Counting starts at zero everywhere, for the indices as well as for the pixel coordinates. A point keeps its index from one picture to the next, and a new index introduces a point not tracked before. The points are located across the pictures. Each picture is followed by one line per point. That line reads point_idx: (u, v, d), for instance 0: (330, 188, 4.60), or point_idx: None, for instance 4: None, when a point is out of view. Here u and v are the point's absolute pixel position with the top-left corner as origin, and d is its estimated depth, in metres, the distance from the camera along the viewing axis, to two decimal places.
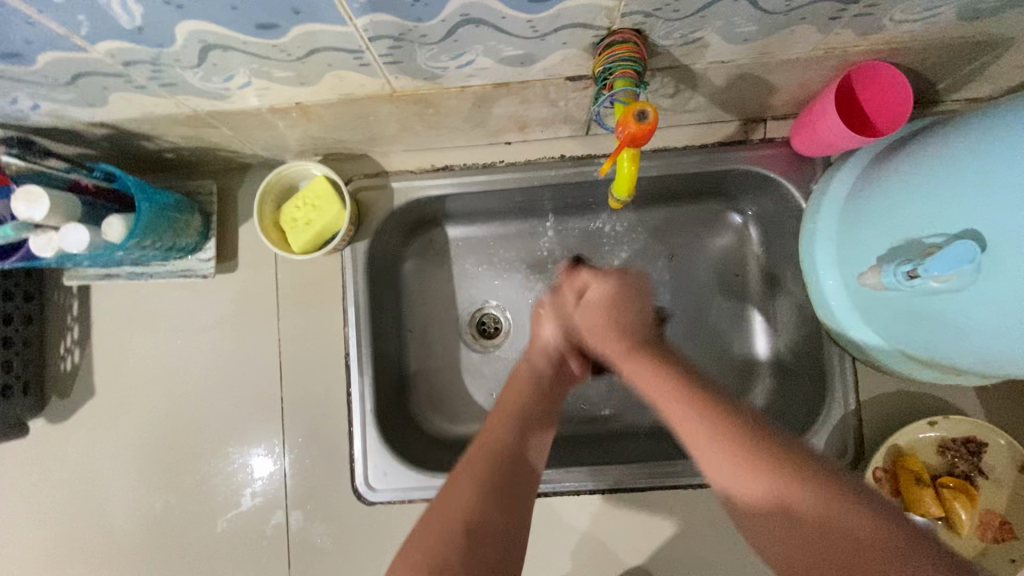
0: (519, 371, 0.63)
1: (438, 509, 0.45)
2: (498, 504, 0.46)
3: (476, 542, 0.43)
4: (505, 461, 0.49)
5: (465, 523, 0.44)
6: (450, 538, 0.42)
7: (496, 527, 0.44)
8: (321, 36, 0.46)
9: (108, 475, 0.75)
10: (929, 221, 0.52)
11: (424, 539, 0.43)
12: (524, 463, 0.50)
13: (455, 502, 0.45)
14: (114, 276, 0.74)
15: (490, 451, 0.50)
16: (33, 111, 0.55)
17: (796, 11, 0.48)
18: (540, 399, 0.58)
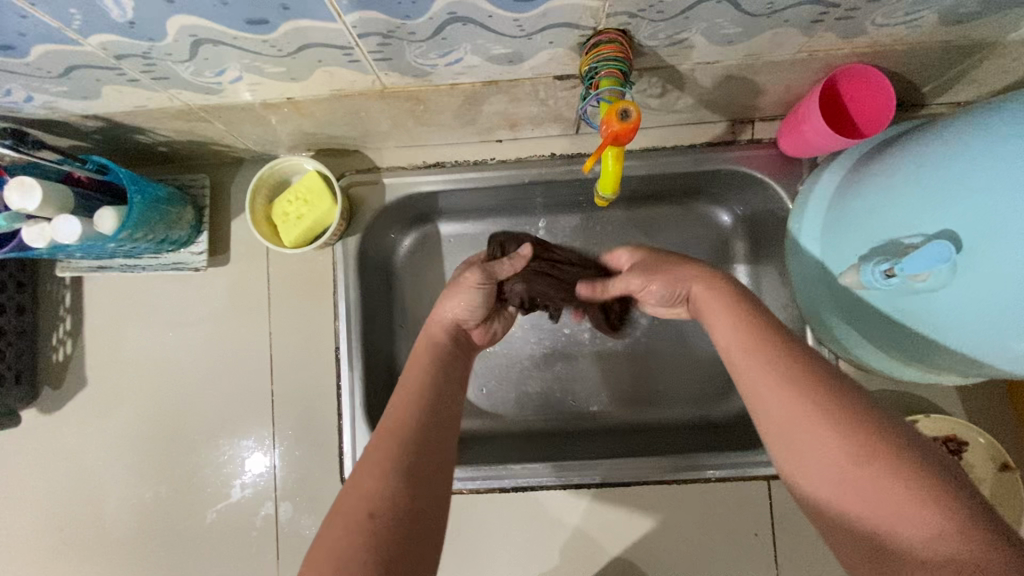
0: (417, 345, 0.60)
1: (347, 500, 0.41)
2: (412, 490, 0.42)
3: (387, 534, 0.39)
4: (414, 444, 0.45)
5: (368, 514, 0.39)
6: (355, 532, 0.38)
7: (407, 512, 0.40)
8: (310, 32, 0.47)
9: (98, 465, 0.75)
10: (909, 222, 0.53)
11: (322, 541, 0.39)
12: (434, 440, 0.46)
13: (355, 494, 0.41)
14: (106, 267, 0.75)
15: (397, 432, 0.46)
16: (27, 103, 0.56)
17: (778, 14, 0.49)
18: (443, 372, 0.55)
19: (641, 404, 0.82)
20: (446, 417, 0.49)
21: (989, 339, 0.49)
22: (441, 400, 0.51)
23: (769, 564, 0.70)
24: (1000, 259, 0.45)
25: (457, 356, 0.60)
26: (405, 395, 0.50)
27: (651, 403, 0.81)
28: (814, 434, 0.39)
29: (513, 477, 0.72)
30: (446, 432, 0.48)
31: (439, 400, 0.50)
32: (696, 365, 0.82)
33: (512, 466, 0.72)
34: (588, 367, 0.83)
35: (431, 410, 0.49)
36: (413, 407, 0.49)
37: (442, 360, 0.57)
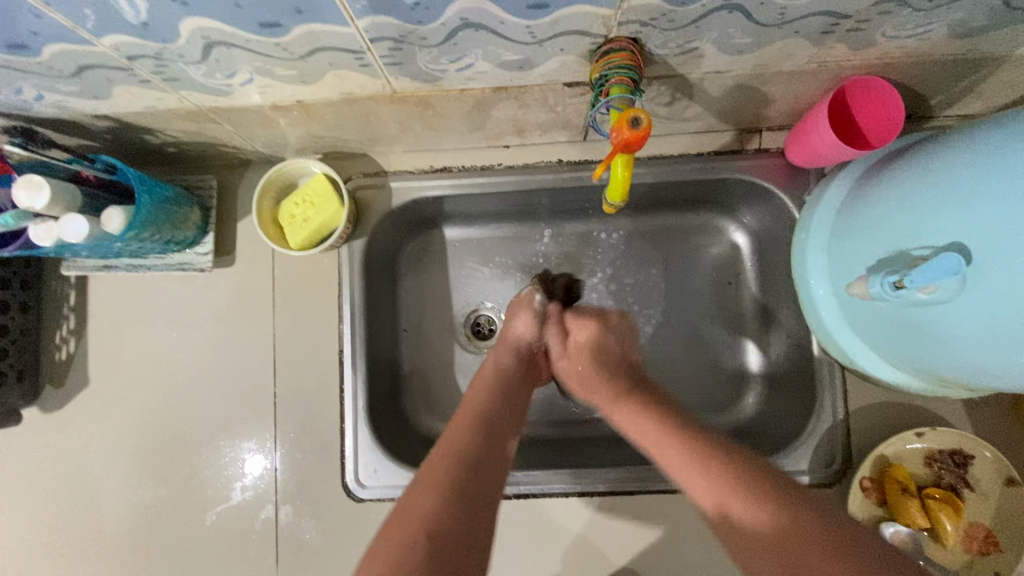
0: (485, 370, 0.65)
1: (398, 516, 0.44)
2: (462, 509, 0.45)
3: (440, 548, 0.42)
4: (466, 467, 0.49)
5: (421, 531, 0.43)
6: (409, 542, 0.42)
7: (457, 532, 0.44)
8: (323, 36, 0.47)
9: (98, 465, 0.75)
10: (918, 235, 0.53)
11: (375, 552, 0.42)
12: (487, 469, 0.50)
13: (407, 514, 0.44)
14: (112, 267, 0.75)
15: (449, 459, 0.49)
16: (37, 102, 0.56)
17: (790, 25, 0.49)
18: (500, 405, 0.59)
19: None
20: (491, 446, 0.53)
21: (998, 354, 0.49)
22: (489, 430, 0.55)
23: None
24: (1011, 272, 0.45)
25: (524, 389, 0.64)
26: (462, 425, 0.55)
27: None
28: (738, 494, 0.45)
29: (515, 484, 0.73)
30: (493, 459, 0.52)
31: (489, 431, 0.54)
32: (700, 374, 0.82)
33: (514, 472, 0.73)
34: None
35: (490, 444, 0.53)
36: (464, 435, 0.53)
37: (507, 392, 0.61)
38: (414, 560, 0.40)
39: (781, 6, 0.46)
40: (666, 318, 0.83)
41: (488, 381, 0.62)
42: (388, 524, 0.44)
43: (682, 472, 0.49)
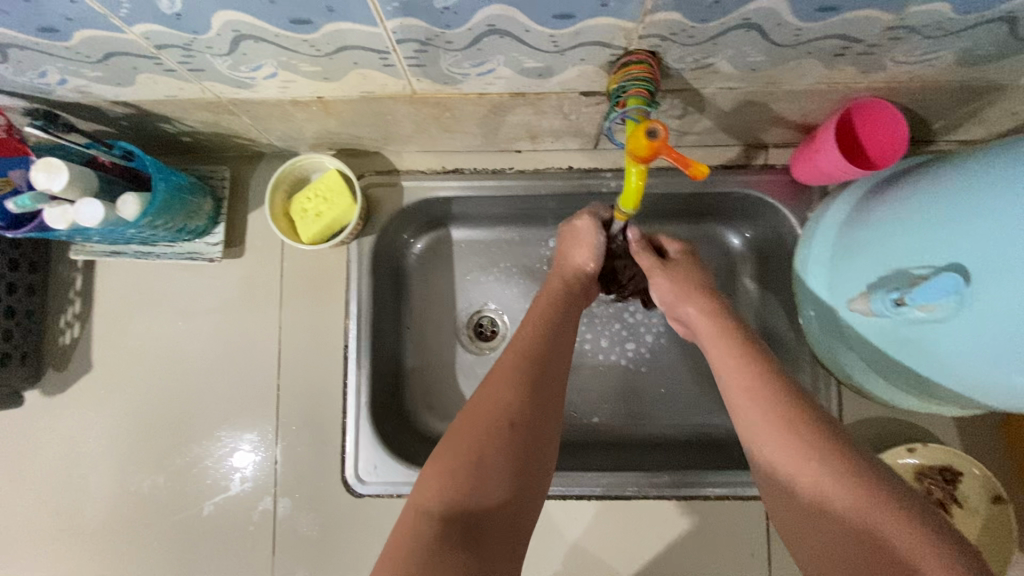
0: (542, 289, 0.65)
1: (476, 407, 0.50)
2: (534, 404, 0.51)
3: (516, 436, 0.48)
4: (537, 363, 0.54)
5: (506, 419, 0.49)
6: (487, 435, 0.48)
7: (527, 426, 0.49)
8: (351, 35, 0.48)
9: (99, 450, 0.75)
10: (919, 251, 0.54)
11: (454, 443, 0.48)
12: (553, 360, 0.55)
13: (486, 406, 0.50)
14: (121, 253, 0.75)
15: (520, 357, 0.54)
16: (59, 86, 0.57)
17: (803, 46, 0.51)
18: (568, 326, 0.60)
19: (642, 419, 0.82)
20: (558, 355, 0.57)
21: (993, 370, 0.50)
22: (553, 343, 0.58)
23: None
24: (1009, 293, 0.46)
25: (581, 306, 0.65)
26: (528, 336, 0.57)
27: (653, 418, 0.82)
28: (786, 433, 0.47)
29: None
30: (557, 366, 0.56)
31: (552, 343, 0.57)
32: (697, 383, 0.83)
33: None
34: (593, 379, 0.84)
35: (555, 340, 0.57)
36: (534, 344, 0.56)
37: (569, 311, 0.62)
38: (494, 442, 0.47)
39: (796, 28, 0.47)
40: (667, 327, 0.84)
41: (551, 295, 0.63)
42: (467, 413, 0.50)
43: (771, 442, 0.47)
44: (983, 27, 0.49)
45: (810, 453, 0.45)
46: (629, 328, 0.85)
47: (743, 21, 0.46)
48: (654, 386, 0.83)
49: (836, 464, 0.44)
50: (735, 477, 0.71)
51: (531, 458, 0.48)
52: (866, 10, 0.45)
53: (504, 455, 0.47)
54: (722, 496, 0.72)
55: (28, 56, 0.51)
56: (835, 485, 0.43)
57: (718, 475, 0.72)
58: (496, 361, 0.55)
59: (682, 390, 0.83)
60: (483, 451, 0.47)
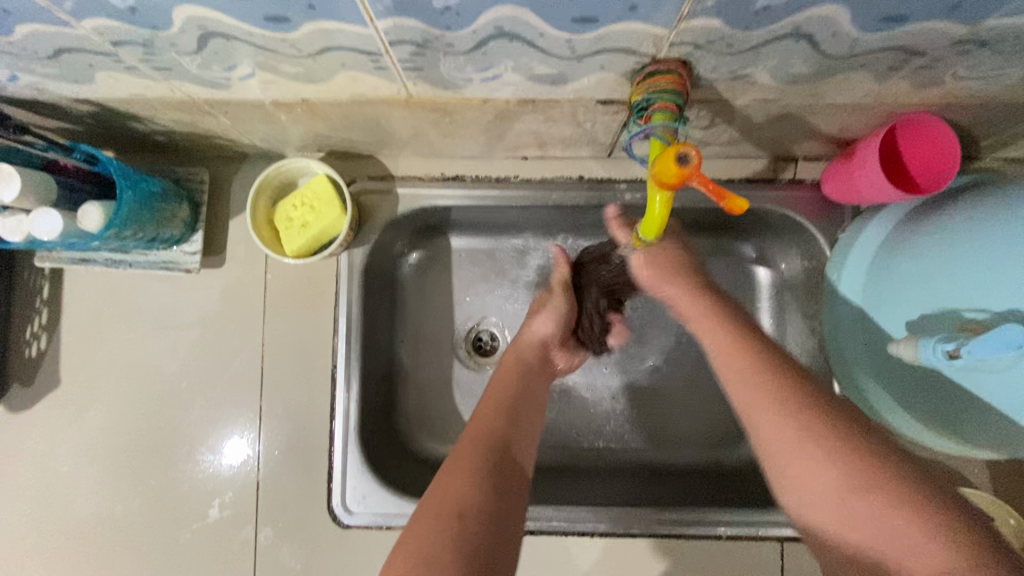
0: (507, 359, 0.63)
1: (430, 498, 0.45)
2: (497, 492, 0.46)
3: (473, 526, 0.43)
4: (495, 447, 0.50)
5: (454, 512, 0.43)
6: (432, 538, 0.42)
7: (490, 516, 0.44)
8: (336, 35, 0.41)
9: (67, 471, 0.70)
10: (981, 294, 0.51)
11: (410, 533, 0.43)
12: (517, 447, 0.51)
13: (441, 493, 0.45)
14: (90, 261, 0.69)
15: (478, 442, 0.50)
16: (9, 82, 0.50)
17: (856, 58, 0.44)
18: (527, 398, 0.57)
19: (649, 446, 0.77)
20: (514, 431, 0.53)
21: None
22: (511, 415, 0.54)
23: None
24: None
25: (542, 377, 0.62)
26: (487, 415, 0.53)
27: (662, 444, 0.77)
28: (790, 427, 0.45)
29: None
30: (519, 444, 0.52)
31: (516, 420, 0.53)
32: (708, 410, 0.78)
33: None
34: (598, 402, 0.79)
35: (518, 424, 0.53)
36: (488, 422, 0.52)
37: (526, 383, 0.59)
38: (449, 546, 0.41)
39: (853, 38, 0.41)
40: (678, 349, 0.79)
41: (514, 367, 0.61)
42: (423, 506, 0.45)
43: (772, 430, 0.46)
44: None
45: (802, 436, 0.44)
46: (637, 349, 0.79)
47: (793, 30, 0.40)
48: (663, 412, 0.78)
49: (854, 492, 0.41)
50: (747, 517, 0.67)
51: (490, 561, 0.42)
52: (937, 21, 0.39)
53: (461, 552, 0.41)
54: (734, 536, 0.68)
55: None
56: (876, 516, 0.40)
57: (730, 514, 0.67)
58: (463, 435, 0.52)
59: (693, 417, 0.78)
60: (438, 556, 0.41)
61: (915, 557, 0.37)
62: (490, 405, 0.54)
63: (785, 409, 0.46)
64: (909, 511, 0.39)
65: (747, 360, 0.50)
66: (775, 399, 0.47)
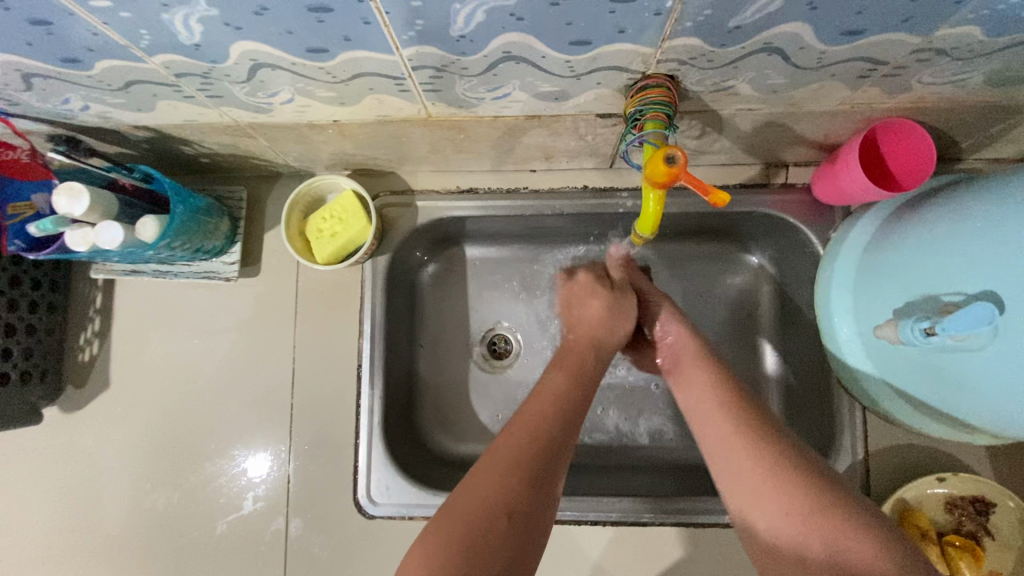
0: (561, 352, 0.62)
1: (470, 492, 0.45)
2: (537, 491, 0.46)
3: (517, 522, 0.44)
4: (542, 445, 0.49)
5: (503, 507, 0.44)
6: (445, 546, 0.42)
7: (531, 514, 0.45)
8: (366, 62, 0.48)
9: (112, 467, 0.75)
10: (955, 279, 0.52)
11: (450, 516, 0.44)
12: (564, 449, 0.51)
13: (491, 483, 0.45)
14: (140, 272, 0.76)
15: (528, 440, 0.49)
16: (82, 112, 0.57)
17: (826, 68, 0.49)
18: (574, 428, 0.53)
19: (658, 442, 0.81)
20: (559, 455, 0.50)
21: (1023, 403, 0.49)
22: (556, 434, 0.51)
23: None
24: None
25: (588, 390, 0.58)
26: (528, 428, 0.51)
27: (671, 441, 0.80)
28: (754, 452, 0.48)
29: None
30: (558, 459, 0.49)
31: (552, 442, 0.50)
32: None
33: None
34: (609, 401, 0.82)
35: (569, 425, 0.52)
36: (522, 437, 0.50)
37: (571, 399, 0.55)
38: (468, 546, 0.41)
39: (819, 51, 0.46)
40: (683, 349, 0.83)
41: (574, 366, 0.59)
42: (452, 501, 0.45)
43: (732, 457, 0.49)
44: (1016, 49, 0.47)
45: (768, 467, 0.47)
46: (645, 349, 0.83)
47: (765, 45, 0.45)
48: (671, 411, 0.81)
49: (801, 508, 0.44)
50: None
51: (522, 553, 0.43)
52: (893, 34, 0.44)
53: (501, 548, 0.42)
54: None
55: (52, 85, 0.51)
56: (807, 524, 0.43)
57: None
58: (509, 430, 0.51)
59: None
60: (479, 542, 0.42)
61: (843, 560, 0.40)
62: (542, 405, 0.53)
63: (748, 433, 0.50)
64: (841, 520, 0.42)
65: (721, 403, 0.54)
66: (740, 428, 0.51)
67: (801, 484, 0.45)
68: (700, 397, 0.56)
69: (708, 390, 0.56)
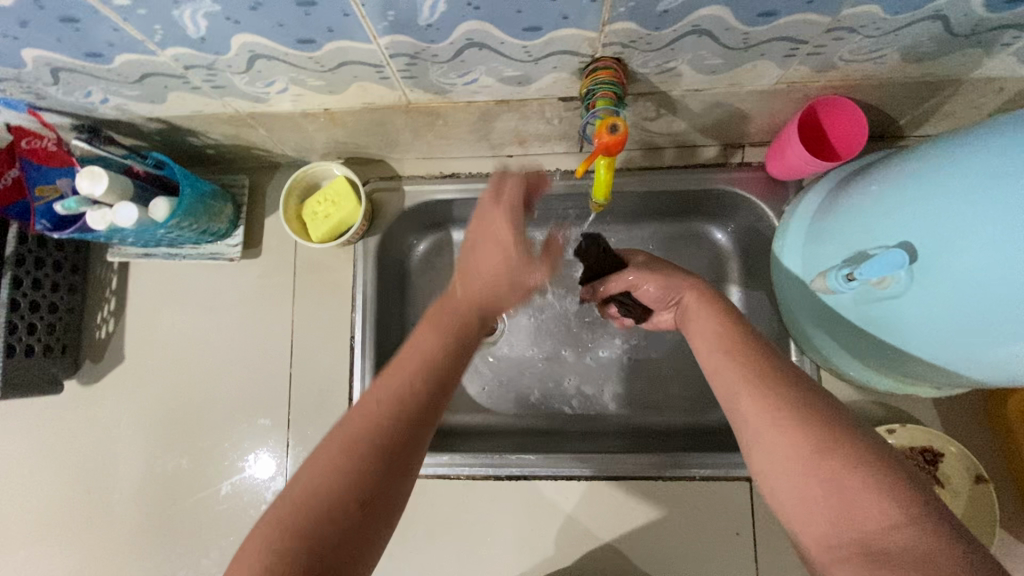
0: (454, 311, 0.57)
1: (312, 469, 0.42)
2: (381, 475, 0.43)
3: (361, 510, 0.41)
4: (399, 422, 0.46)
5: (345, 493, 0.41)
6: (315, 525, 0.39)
7: (370, 500, 0.42)
8: (349, 52, 0.55)
9: (126, 434, 0.82)
10: (878, 234, 0.58)
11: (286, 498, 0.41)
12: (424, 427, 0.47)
13: (336, 466, 0.42)
14: (152, 254, 0.84)
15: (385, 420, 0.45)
16: (101, 104, 0.65)
17: (754, 49, 0.56)
18: (428, 398, 0.49)
19: (632, 408, 0.86)
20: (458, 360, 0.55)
21: (942, 342, 0.55)
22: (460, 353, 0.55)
23: (748, 563, 0.73)
24: (955, 270, 0.50)
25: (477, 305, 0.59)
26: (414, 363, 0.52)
27: (645, 407, 0.86)
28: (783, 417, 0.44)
29: (507, 467, 0.78)
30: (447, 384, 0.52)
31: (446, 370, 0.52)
32: (686, 374, 0.87)
33: (508, 455, 0.78)
34: (586, 371, 0.88)
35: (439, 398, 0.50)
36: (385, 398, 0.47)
37: (448, 364, 0.52)
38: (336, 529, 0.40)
39: (743, 33, 0.53)
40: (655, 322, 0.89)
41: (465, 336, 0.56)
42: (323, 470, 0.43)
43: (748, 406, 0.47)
44: (918, 26, 0.53)
45: (793, 426, 0.43)
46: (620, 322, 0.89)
47: (694, 27, 0.52)
48: (647, 380, 0.87)
49: (820, 461, 0.40)
50: (720, 458, 0.75)
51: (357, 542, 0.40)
52: (803, 15, 0.50)
53: (333, 536, 0.39)
54: (709, 477, 0.75)
55: (76, 79, 0.59)
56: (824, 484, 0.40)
57: (704, 457, 0.75)
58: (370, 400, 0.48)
59: (673, 382, 0.87)
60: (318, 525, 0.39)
61: (863, 522, 0.37)
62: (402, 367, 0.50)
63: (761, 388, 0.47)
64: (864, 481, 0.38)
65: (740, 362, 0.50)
66: (753, 386, 0.47)
67: (810, 441, 0.41)
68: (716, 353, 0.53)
69: (723, 353, 0.52)
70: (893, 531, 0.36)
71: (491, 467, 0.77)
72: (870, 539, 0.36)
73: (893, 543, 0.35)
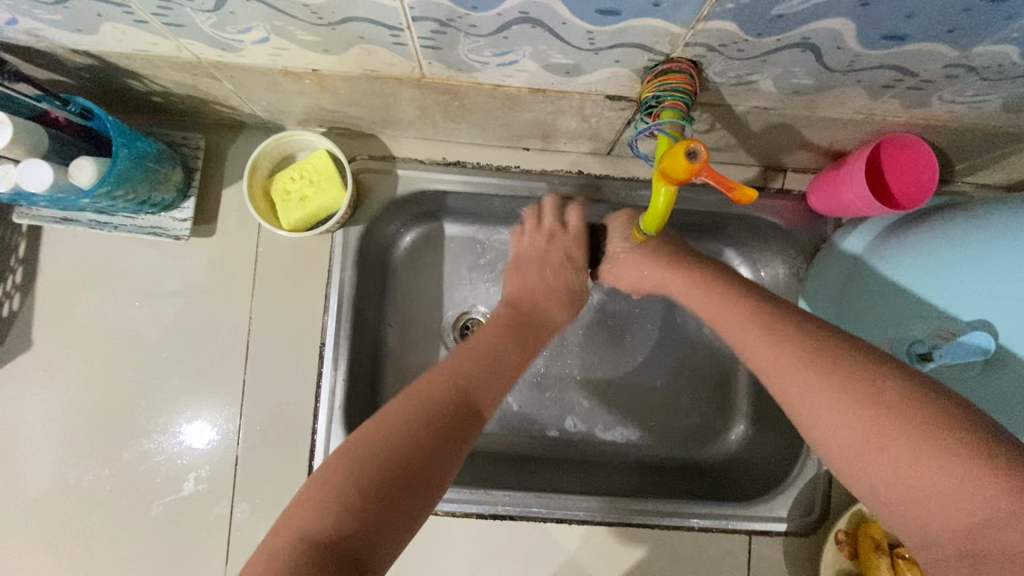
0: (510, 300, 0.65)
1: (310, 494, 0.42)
2: (361, 466, 0.43)
3: (339, 524, 0.40)
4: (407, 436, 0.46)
5: (336, 509, 0.40)
6: (322, 514, 0.40)
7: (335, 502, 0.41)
8: (360, 5, 0.41)
9: (30, 437, 0.67)
10: (951, 306, 0.53)
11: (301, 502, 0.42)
12: (452, 436, 0.48)
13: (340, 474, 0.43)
14: (72, 221, 0.67)
15: (401, 427, 0.46)
16: (7, 26, 0.48)
17: (854, 73, 0.47)
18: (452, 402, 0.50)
19: (623, 438, 0.78)
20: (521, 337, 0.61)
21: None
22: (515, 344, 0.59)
23: None
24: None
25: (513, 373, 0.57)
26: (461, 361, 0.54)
27: (637, 437, 0.78)
28: (829, 395, 0.42)
29: (493, 505, 0.69)
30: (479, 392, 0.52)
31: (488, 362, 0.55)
32: (682, 403, 0.79)
33: (494, 492, 0.68)
34: (576, 397, 0.79)
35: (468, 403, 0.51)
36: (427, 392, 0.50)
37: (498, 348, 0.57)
38: (374, 490, 0.42)
39: (854, 53, 0.43)
40: (660, 347, 0.81)
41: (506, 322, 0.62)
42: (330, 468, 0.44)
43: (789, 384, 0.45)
44: None
45: (836, 388, 0.42)
46: (622, 343, 0.80)
47: (802, 41, 0.42)
48: (637, 407, 0.79)
49: (881, 446, 0.38)
50: (719, 509, 0.68)
51: (348, 545, 0.39)
52: (931, 44, 0.42)
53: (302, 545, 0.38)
54: (705, 528, 0.69)
55: None
56: (890, 470, 0.37)
57: (702, 505, 0.69)
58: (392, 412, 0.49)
59: (667, 412, 0.79)
60: (303, 540, 0.39)
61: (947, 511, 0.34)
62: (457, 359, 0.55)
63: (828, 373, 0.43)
64: (946, 464, 0.35)
65: (764, 336, 0.49)
66: (791, 366, 0.45)
67: (872, 423, 0.39)
68: (763, 349, 0.48)
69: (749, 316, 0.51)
70: (988, 522, 0.33)
71: (470, 505, 0.68)
72: (967, 526, 0.34)
73: (995, 533, 0.32)
